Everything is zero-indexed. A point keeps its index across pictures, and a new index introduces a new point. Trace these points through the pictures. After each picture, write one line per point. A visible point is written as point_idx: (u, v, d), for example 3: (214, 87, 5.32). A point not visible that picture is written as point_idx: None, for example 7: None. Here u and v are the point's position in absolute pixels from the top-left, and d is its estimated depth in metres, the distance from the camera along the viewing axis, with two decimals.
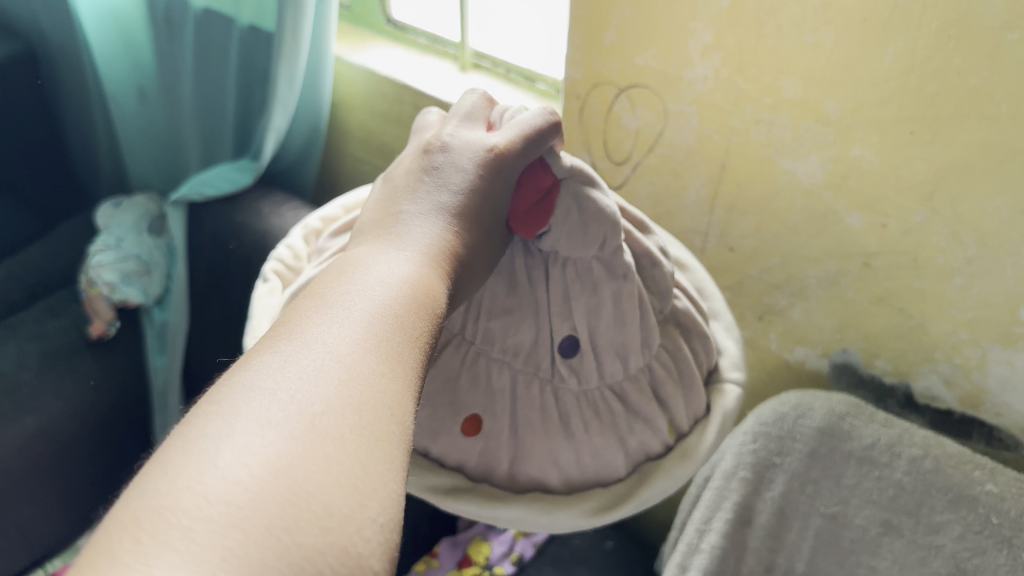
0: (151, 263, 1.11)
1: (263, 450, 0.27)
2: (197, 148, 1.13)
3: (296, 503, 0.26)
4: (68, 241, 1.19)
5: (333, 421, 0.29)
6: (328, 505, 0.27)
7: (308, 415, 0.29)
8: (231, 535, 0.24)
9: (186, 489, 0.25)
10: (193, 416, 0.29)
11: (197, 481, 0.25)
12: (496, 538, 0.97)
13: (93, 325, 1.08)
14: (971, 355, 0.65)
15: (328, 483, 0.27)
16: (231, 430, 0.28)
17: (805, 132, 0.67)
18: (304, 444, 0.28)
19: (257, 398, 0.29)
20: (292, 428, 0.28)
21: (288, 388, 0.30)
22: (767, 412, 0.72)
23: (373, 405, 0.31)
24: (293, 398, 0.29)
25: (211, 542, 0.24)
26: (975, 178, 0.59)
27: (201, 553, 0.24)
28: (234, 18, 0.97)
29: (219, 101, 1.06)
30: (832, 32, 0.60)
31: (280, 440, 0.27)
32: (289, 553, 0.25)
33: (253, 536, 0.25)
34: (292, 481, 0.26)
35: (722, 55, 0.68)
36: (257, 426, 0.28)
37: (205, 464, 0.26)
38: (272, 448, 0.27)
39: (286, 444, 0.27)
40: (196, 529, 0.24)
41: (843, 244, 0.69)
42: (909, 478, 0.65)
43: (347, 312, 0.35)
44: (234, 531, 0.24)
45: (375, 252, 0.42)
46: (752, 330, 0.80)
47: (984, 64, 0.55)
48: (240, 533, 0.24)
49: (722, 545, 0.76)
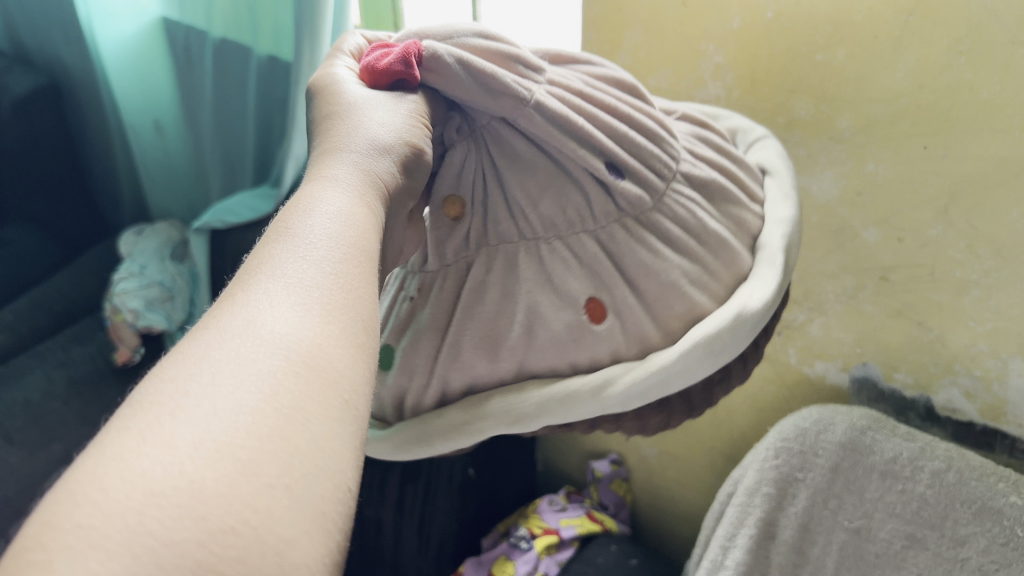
0: (173, 290, 1.13)
1: (203, 402, 0.22)
2: (218, 175, 1.16)
3: (241, 461, 0.21)
4: (93, 270, 1.22)
5: (288, 359, 0.24)
6: (277, 468, 0.22)
7: (256, 358, 0.24)
8: (159, 502, 0.19)
9: (100, 461, 0.20)
10: (139, 392, 0.23)
11: (115, 476, 0.20)
12: (521, 558, 0.95)
13: (120, 351, 1.10)
14: (991, 367, 0.64)
15: (278, 438, 0.22)
16: (167, 408, 0.22)
17: (819, 149, 0.68)
18: (252, 390, 0.23)
19: (196, 364, 0.23)
20: (235, 398, 0.23)
21: (235, 324, 0.25)
22: (789, 428, 0.73)
23: (338, 335, 0.26)
24: (240, 333, 0.25)
25: (132, 515, 0.19)
26: (989, 192, 0.59)
27: (123, 523, 0.19)
28: (252, 48, 0.98)
29: (239, 130, 1.08)
30: (843, 50, 0.63)
31: (222, 388, 0.23)
32: (229, 527, 0.20)
33: (188, 502, 0.20)
34: (237, 434, 0.22)
35: (734, 74, 0.71)
36: (190, 378, 0.23)
37: (129, 453, 0.20)
38: (212, 425, 0.22)
39: (230, 393, 0.23)
40: (111, 500, 0.19)
41: (860, 259, 0.69)
42: (932, 491, 0.64)
43: (312, 239, 0.30)
44: (156, 530, 0.19)
45: (327, 174, 0.34)
46: (771, 345, 0.80)
47: (995, 79, 0.56)
48: (164, 532, 0.19)
49: (746, 561, 0.78)
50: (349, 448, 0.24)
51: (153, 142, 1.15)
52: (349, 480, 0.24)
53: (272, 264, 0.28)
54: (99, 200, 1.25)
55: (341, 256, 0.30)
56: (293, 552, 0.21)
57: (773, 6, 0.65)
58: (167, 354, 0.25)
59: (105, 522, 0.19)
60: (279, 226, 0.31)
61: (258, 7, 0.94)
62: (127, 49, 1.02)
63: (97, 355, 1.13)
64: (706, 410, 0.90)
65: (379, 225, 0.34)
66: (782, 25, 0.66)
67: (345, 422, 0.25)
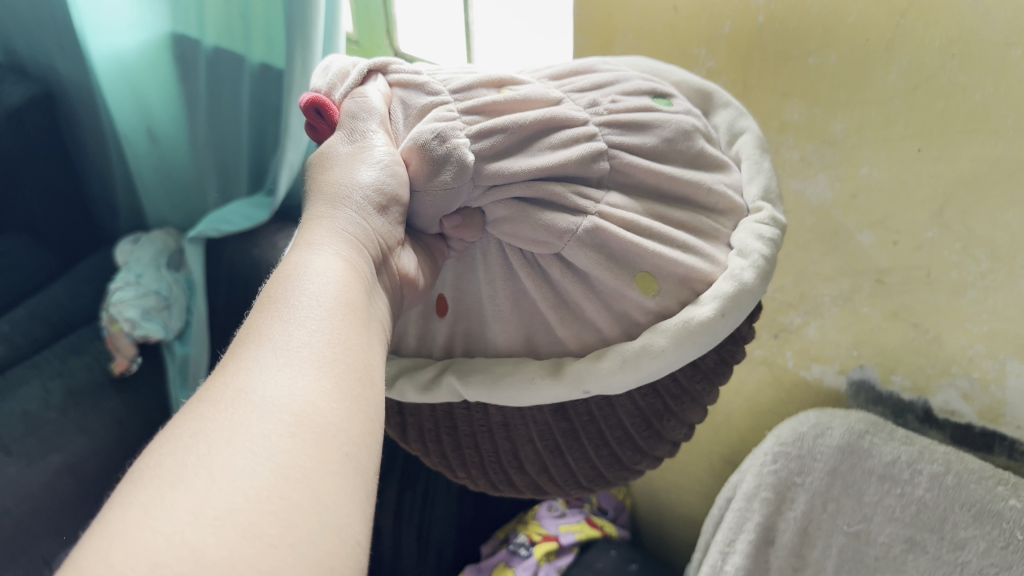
0: (170, 298, 1.12)
1: (201, 472, 0.23)
2: (214, 183, 1.16)
3: (242, 525, 0.22)
4: (91, 279, 1.22)
5: (281, 420, 0.25)
6: (279, 528, 0.23)
7: (249, 424, 0.25)
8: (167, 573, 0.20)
9: (110, 535, 0.21)
10: (141, 466, 0.24)
11: (127, 547, 0.21)
12: (521, 564, 0.95)
13: (117, 361, 1.11)
14: (988, 368, 0.64)
15: (278, 499, 0.23)
16: (171, 481, 0.23)
17: (812, 152, 0.68)
18: (248, 455, 0.24)
19: (195, 439, 0.25)
20: (233, 464, 0.24)
21: (229, 393, 0.26)
22: (787, 432, 0.72)
23: (329, 392, 0.27)
24: (235, 401, 0.26)
25: None
26: (983, 193, 0.58)
27: None
28: (245, 56, 0.99)
29: (234, 136, 1.08)
30: (835, 52, 0.63)
31: (220, 457, 0.24)
32: None
33: (194, 570, 0.21)
34: (238, 499, 0.23)
35: (727, 78, 0.71)
36: (187, 452, 0.24)
37: (136, 526, 0.21)
38: (213, 496, 0.23)
39: (227, 460, 0.24)
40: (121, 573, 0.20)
41: (856, 261, 0.69)
42: (931, 494, 0.64)
43: (305, 304, 0.31)
44: None
45: (323, 233, 0.35)
46: (768, 348, 0.80)
47: (989, 80, 0.55)
48: None
49: (745, 565, 0.78)
50: (350, 499, 0.25)
51: (147, 153, 1.13)
52: (356, 534, 0.25)
53: (263, 333, 0.29)
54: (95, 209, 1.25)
55: (331, 316, 0.30)
56: None
57: (764, 9, 0.65)
58: (164, 428, 0.26)
59: None
60: (269, 294, 0.32)
61: (250, 15, 0.95)
62: (123, 62, 0.99)
63: (94, 365, 1.13)
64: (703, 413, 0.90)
65: (369, 281, 0.35)
66: (773, 29, 0.65)
67: (344, 474, 0.26)
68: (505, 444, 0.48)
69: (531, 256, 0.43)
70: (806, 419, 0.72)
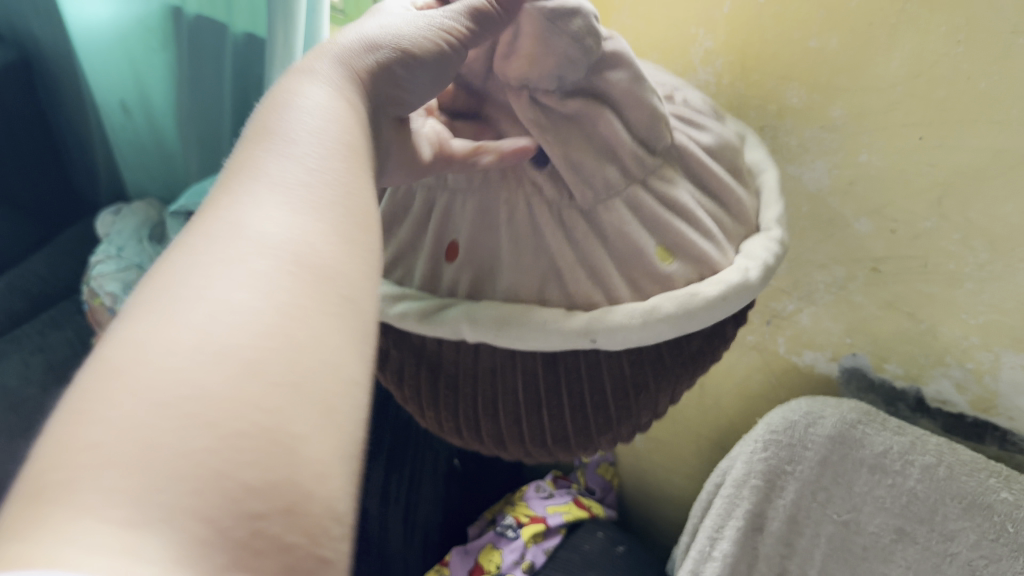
0: (151, 271, 1.10)
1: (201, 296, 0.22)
2: (197, 156, 1.12)
3: (244, 362, 0.20)
4: (73, 252, 1.20)
5: (280, 255, 0.24)
6: (282, 366, 0.21)
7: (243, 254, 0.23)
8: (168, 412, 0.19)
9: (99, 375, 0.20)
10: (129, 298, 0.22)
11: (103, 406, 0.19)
12: (508, 546, 0.94)
13: (98, 336, 1.10)
14: (983, 359, 0.64)
15: (280, 337, 0.22)
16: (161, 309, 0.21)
17: (810, 138, 0.66)
18: (247, 284, 0.22)
19: (188, 267, 0.23)
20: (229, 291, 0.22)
21: (222, 225, 0.24)
22: (778, 420, 0.71)
23: (330, 233, 0.26)
24: (229, 232, 0.24)
25: (141, 430, 0.18)
26: (984, 185, 0.57)
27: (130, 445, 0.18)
28: (228, 25, 0.94)
29: (216, 109, 1.04)
30: (836, 37, 0.61)
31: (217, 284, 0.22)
32: (239, 433, 0.19)
33: (195, 411, 0.19)
34: (236, 329, 0.21)
35: (725, 59, 0.69)
36: (182, 281, 0.22)
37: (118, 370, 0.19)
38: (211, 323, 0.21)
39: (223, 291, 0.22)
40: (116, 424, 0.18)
41: (851, 249, 0.67)
42: (922, 485, 0.64)
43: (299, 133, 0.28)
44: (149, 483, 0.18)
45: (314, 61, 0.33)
46: (760, 334, 0.78)
47: (994, 71, 0.54)
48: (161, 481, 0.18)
49: (733, 552, 0.77)
50: (356, 341, 0.24)
51: (122, 125, 1.13)
52: (354, 372, 0.23)
53: (256, 165, 0.27)
54: (74, 175, 1.22)
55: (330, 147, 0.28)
56: (308, 454, 0.21)
57: None
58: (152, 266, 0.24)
59: (115, 439, 0.18)
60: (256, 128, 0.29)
61: None
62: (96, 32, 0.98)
63: (75, 340, 1.12)
64: (694, 397, 0.89)
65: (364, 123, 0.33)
66: (773, 10, 0.64)
67: (344, 316, 0.24)
68: (487, 391, 0.47)
69: (558, 208, 0.45)
70: (798, 403, 0.70)
